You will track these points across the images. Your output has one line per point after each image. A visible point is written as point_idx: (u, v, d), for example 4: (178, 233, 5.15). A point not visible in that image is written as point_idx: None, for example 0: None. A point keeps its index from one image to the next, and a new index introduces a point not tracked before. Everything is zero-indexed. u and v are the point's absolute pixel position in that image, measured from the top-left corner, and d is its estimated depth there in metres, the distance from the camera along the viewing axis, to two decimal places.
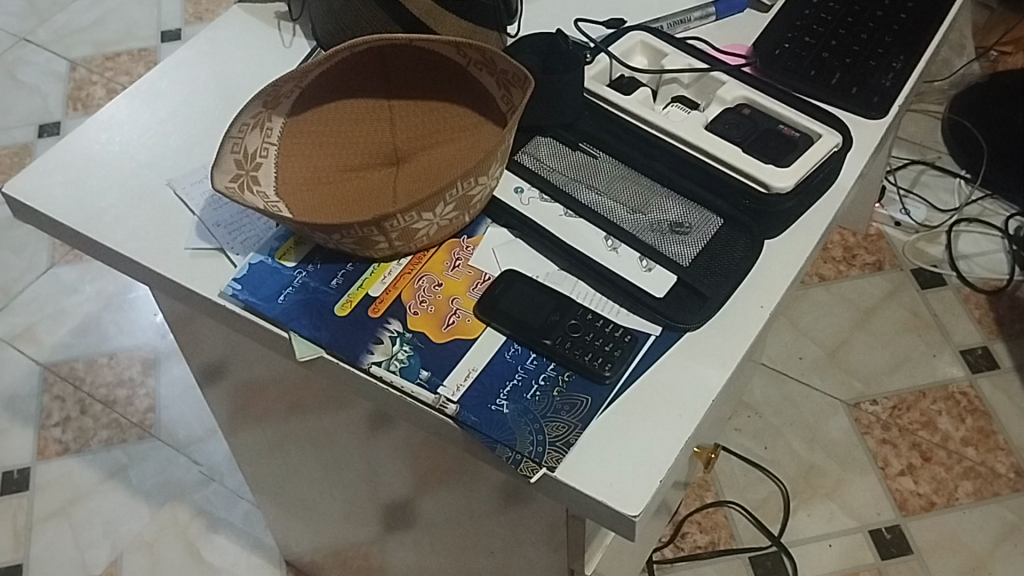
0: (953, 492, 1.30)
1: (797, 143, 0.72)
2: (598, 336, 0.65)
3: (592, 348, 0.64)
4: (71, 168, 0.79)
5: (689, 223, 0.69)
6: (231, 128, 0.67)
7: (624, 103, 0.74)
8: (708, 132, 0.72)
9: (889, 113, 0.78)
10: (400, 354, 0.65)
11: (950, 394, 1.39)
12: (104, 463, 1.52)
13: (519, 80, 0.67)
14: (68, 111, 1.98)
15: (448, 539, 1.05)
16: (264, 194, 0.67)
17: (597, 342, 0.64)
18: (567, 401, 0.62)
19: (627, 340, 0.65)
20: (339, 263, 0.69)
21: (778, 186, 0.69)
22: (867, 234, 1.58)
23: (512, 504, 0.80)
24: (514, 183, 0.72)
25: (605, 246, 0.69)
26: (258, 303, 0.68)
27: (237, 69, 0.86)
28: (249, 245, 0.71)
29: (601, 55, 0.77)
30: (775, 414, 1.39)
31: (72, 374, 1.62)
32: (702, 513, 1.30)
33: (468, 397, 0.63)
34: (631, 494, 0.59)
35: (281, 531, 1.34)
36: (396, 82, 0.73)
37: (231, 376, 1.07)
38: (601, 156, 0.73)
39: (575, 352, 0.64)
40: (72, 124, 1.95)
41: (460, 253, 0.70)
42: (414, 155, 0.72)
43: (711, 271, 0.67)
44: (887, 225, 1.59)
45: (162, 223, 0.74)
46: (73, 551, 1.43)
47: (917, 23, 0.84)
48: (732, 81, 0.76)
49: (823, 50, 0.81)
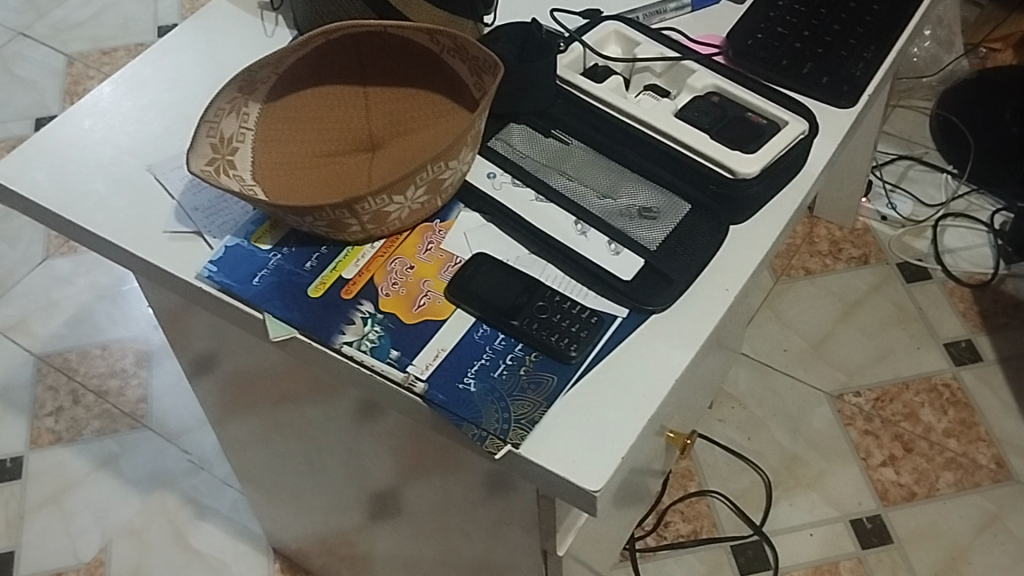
0: (934, 483, 1.31)
1: (765, 130, 0.73)
2: (566, 318, 0.66)
3: (560, 329, 0.65)
4: (54, 153, 0.80)
5: (657, 208, 0.70)
6: (207, 112, 0.68)
7: (596, 91, 0.75)
8: (677, 119, 0.73)
9: (858, 102, 0.79)
10: (371, 334, 0.66)
11: (933, 386, 1.40)
12: (96, 452, 1.53)
13: (491, 66, 0.68)
14: (65, 105, 2.00)
15: (429, 525, 1.06)
16: (241, 177, 0.68)
17: (564, 323, 0.66)
18: (533, 379, 0.64)
19: (593, 321, 0.66)
20: (314, 246, 0.71)
21: (744, 172, 0.70)
22: (853, 229, 1.60)
23: (485, 484, 0.81)
24: (487, 168, 0.73)
25: (575, 229, 0.70)
26: (233, 284, 0.69)
27: (220, 58, 0.87)
28: (226, 228, 0.73)
29: (575, 44, 0.78)
30: (759, 405, 1.40)
31: (65, 365, 1.64)
32: (685, 503, 1.31)
33: (436, 376, 0.64)
34: (594, 470, 0.60)
35: (268, 519, 1.36)
36: (371, 69, 0.74)
37: (217, 363, 1.08)
38: (573, 143, 0.74)
39: (543, 333, 0.65)
40: None
41: (432, 237, 0.71)
42: (389, 141, 0.73)
43: (677, 254, 0.69)
44: (873, 219, 1.60)
45: (142, 207, 0.76)
46: (64, 539, 1.44)
47: (889, 15, 0.85)
48: (702, 69, 0.77)
49: (795, 40, 0.83)
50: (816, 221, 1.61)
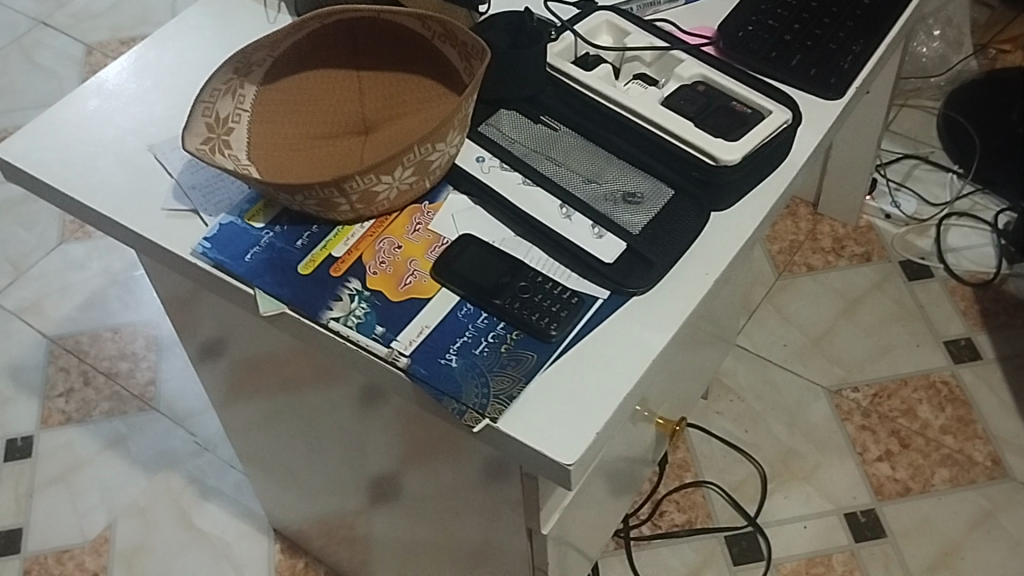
0: (929, 479, 1.32)
1: (749, 119, 0.74)
2: (547, 298, 0.68)
3: (541, 309, 0.67)
4: (60, 132, 0.83)
5: (641, 193, 0.72)
6: (202, 93, 0.70)
7: (585, 78, 0.77)
8: (663, 107, 0.75)
9: (845, 94, 0.80)
10: (357, 310, 0.68)
11: (932, 383, 1.41)
12: (105, 433, 1.56)
13: (479, 50, 0.70)
14: None
15: (422, 506, 1.08)
16: (235, 157, 0.71)
17: (545, 303, 0.67)
18: (513, 356, 0.65)
19: (574, 301, 0.68)
20: (306, 225, 0.73)
21: (725, 159, 0.71)
22: (857, 226, 1.60)
23: (471, 463, 0.83)
24: (476, 153, 0.75)
25: (559, 213, 0.72)
26: (226, 261, 0.71)
27: (224, 43, 0.89)
28: (220, 207, 0.75)
29: (567, 33, 0.80)
30: (757, 398, 1.41)
31: (77, 347, 1.67)
32: (681, 493, 1.32)
33: (419, 351, 0.66)
34: (568, 444, 0.62)
35: (269, 501, 1.38)
36: (365, 55, 0.76)
37: (219, 342, 1.10)
38: (561, 129, 0.76)
39: (524, 312, 0.67)
40: None
41: (420, 218, 0.73)
42: (382, 124, 0.75)
43: (659, 238, 0.70)
44: (877, 217, 1.60)
45: (142, 185, 0.78)
46: (71, 516, 1.47)
47: (879, 10, 0.86)
48: (690, 59, 0.78)
49: (785, 33, 0.84)
50: (820, 218, 1.62)
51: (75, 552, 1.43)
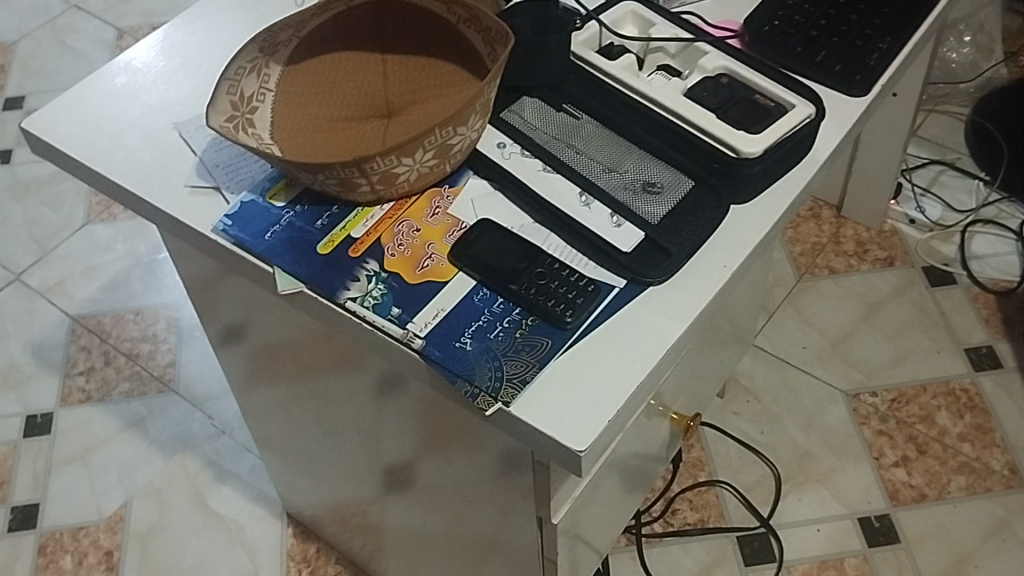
0: (945, 486, 1.31)
1: (771, 112, 0.73)
2: (563, 284, 0.68)
3: (558, 294, 0.67)
4: (87, 107, 0.84)
5: (661, 183, 0.72)
6: (227, 70, 0.71)
7: (608, 68, 0.76)
8: (685, 98, 0.74)
9: (870, 92, 0.80)
10: (374, 291, 0.68)
11: (951, 390, 1.40)
12: (124, 413, 1.58)
13: (502, 36, 0.70)
14: None
15: (435, 494, 1.09)
16: (259, 136, 0.71)
17: (562, 289, 0.68)
18: (528, 340, 0.65)
19: (590, 289, 0.68)
20: (326, 205, 0.73)
21: (747, 152, 0.71)
22: (880, 230, 1.59)
23: (484, 449, 0.83)
24: (497, 138, 0.75)
25: (579, 201, 0.72)
26: (247, 238, 0.72)
27: (251, 25, 0.90)
28: (243, 185, 0.75)
29: (592, 22, 0.80)
30: (774, 399, 1.40)
31: (99, 327, 1.68)
32: (694, 492, 1.32)
33: (434, 333, 0.66)
34: (580, 431, 0.62)
35: (284, 485, 1.39)
36: (391, 39, 0.77)
37: (239, 323, 1.11)
38: (583, 117, 0.76)
39: (540, 297, 0.67)
40: None
41: (440, 202, 0.73)
42: (405, 107, 0.75)
43: (677, 229, 0.70)
44: (901, 222, 1.59)
45: (166, 162, 0.79)
46: (88, 493, 1.49)
47: (907, 9, 0.86)
48: (715, 51, 0.78)
49: (811, 29, 0.84)
50: (844, 221, 1.61)
51: (91, 529, 1.45)
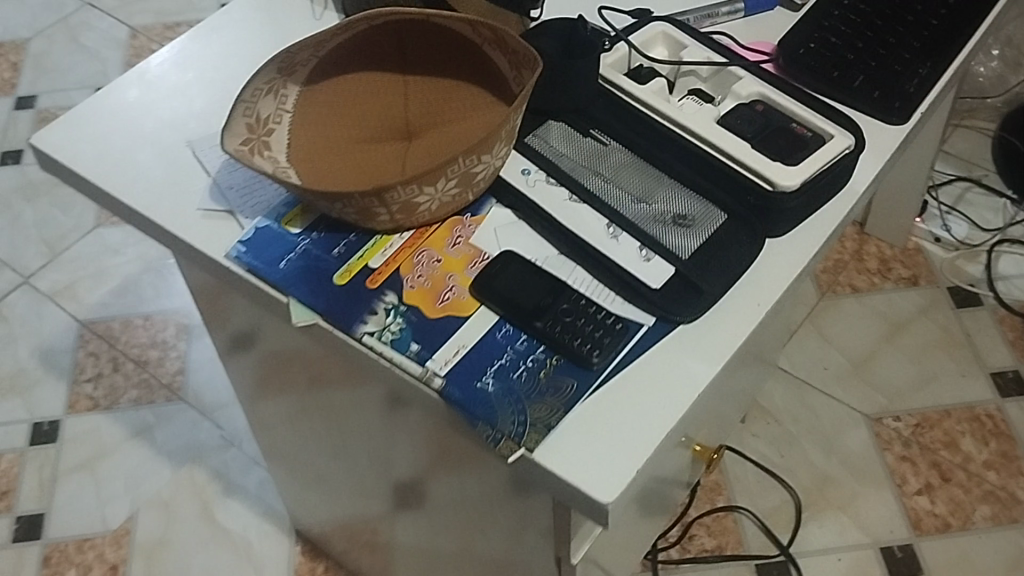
0: (970, 515, 1.28)
1: (808, 142, 0.70)
2: (591, 322, 0.65)
3: (584, 333, 0.64)
4: (98, 123, 0.81)
5: (692, 215, 0.69)
6: (244, 92, 0.68)
7: (637, 93, 0.73)
8: (719, 125, 0.71)
9: (910, 120, 0.77)
10: (392, 326, 0.66)
11: (976, 416, 1.37)
12: (132, 421, 1.55)
13: (530, 61, 0.67)
14: None
15: (448, 519, 1.06)
16: (274, 159, 0.69)
17: (589, 327, 0.65)
18: (553, 382, 0.63)
19: (618, 328, 0.65)
20: (343, 233, 0.70)
21: (784, 185, 0.67)
22: (905, 248, 1.56)
23: (501, 482, 0.80)
24: (522, 165, 0.72)
25: (606, 233, 0.69)
26: (261, 266, 0.69)
27: (268, 37, 0.87)
28: (257, 209, 0.73)
29: (621, 44, 0.76)
30: (795, 422, 1.37)
31: (107, 332, 1.66)
32: (712, 517, 1.29)
33: (455, 372, 0.63)
34: (608, 480, 0.59)
35: (293, 500, 1.36)
36: (413, 58, 0.74)
37: (251, 339, 1.08)
38: (611, 144, 0.72)
39: (566, 335, 0.64)
40: None
41: (461, 230, 0.70)
42: (426, 130, 0.72)
43: (709, 264, 0.67)
44: (926, 240, 1.56)
45: (179, 182, 0.76)
46: (94, 504, 1.46)
47: (948, 32, 0.82)
48: (749, 76, 0.74)
49: (848, 51, 0.80)
50: (867, 238, 1.58)
51: (97, 541, 1.43)
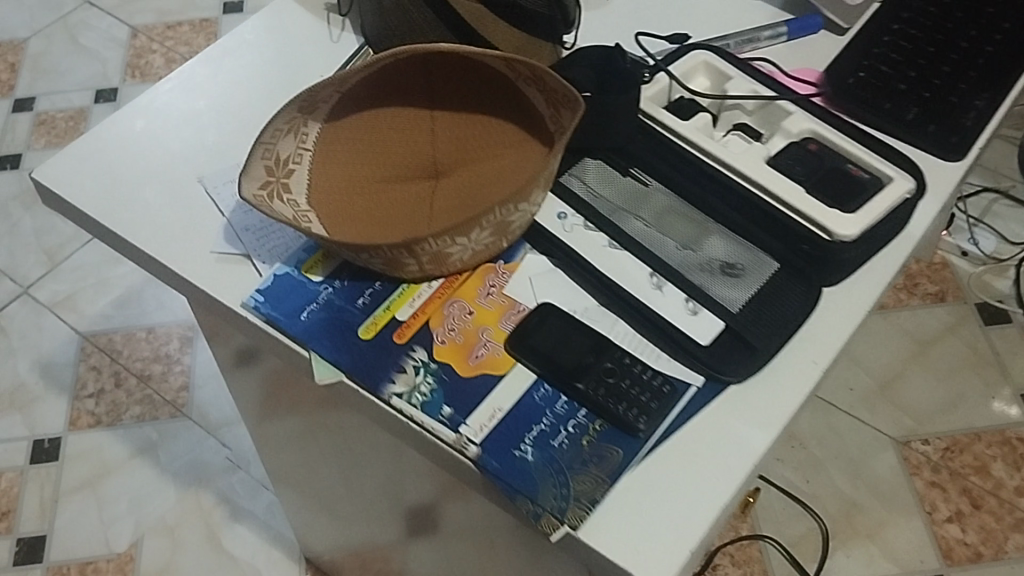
0: (1002, 545, 1.24)
1: (865, 187, 0.65)
2: (635, 383, 0.61)
3: (629, 395, 0.60)
4: (104, 155, 0.76)
5: (741, 265, 0.64)
6: (263, 134, 0.63)
7: (681, 128, 0.68)
8: (769, 167, 0.66)
9: (968, 156, 0.72)
10: (423, 386, 0.61)
11: (1007, 439, 1.32)
12: (135, 439, 1.51)
13: (570, 101, 0.62)
14: (126, 78, 1.97)
15: (468, 559, 1.02)
16: (295, 203, 0.64)
17: (634, 389, 0.60)
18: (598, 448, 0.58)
19: (665, 390, 0.61)
20: (368, 281, 0.66)
21: (842, 235, 0.63)
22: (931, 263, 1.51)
23: (530, 538, 0.76)
24: (558, 208, 0.68)
25: (650, 283, 0.65)
26: (280, 318, 0.65)
27: (282, 61, 0.82)
28: (276, 254, 0.68)
29: (661, 74, 0.71)
30: (820, 445, 1.33)
31: (109, 346, 1.61)
32: (736, 546, 1.25)
33: (490, 440, 0.59)
34: (660, 563, 0.55)
35: (302, 527, 1.32)
36: (441, 90, 0.69)
37: (262, 370, 1.04)
38: (652, 184, 0.68)
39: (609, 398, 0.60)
40: (129, 92, 1.95)
41: (494, 279, 0.66)
42: (454, 169, 0.68)
43: (761, 319, 0.63)
44: (953, 254, 1.52)
45: (191, 222, 0.72)
46: (97, 526, 1.42)
47: (1004, 59, 0.78)
48: (799, 111, 0.69)
49: (901, 81, 0.75)
50: None
51: (100, 564, 1.39)
